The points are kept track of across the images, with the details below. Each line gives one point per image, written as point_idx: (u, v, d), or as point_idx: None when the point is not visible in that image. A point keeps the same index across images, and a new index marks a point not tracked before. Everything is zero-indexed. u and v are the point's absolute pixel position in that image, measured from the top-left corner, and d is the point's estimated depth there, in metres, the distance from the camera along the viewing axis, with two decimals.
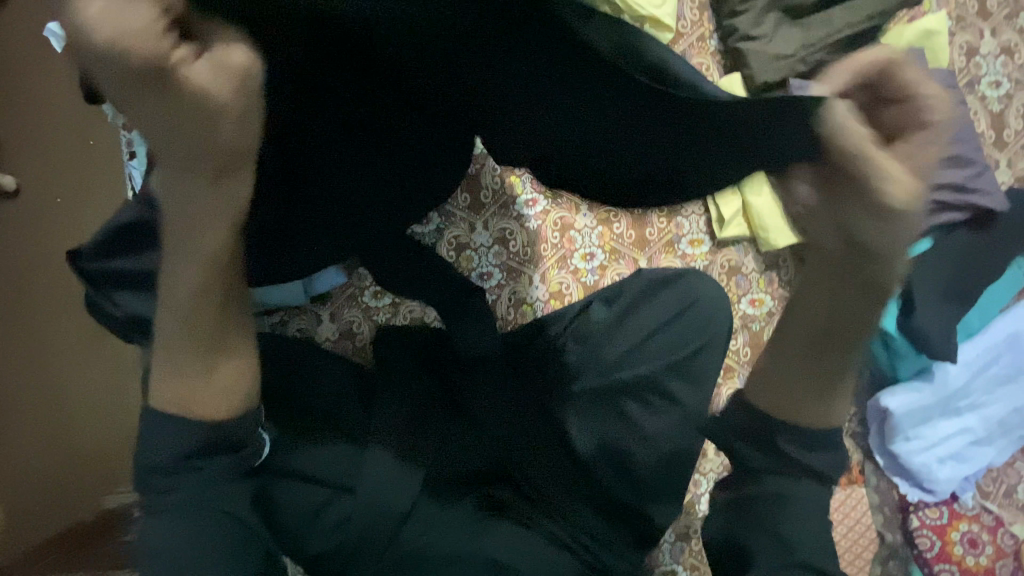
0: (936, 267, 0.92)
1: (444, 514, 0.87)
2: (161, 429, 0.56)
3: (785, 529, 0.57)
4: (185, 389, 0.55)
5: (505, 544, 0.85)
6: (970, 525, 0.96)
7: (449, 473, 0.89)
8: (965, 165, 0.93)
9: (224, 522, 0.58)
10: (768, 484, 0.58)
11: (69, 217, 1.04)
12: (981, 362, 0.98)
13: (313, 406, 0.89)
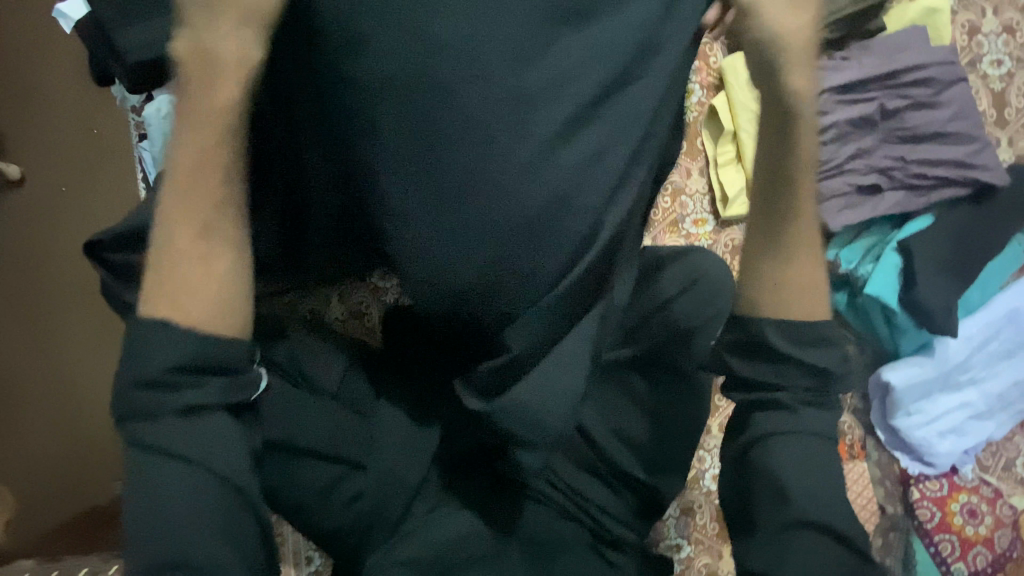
0: (936, 243, 0.93)
1: (455, 489, 0.90)
2: (156, 346, 0.50)
3: (789, 485, 0.57)
4: (183, 293, 0.51)
5: (520, 516, 0.87)
6: (970, 496, 0.98)
7: (458, 451, 0.91)
8: (965, 142, 0.93)
9: (213, 467, 0.51)
10: (783, 427, 0.59)
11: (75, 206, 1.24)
12: (983, 336, 0.99)
13: (322, 385, 0.87)
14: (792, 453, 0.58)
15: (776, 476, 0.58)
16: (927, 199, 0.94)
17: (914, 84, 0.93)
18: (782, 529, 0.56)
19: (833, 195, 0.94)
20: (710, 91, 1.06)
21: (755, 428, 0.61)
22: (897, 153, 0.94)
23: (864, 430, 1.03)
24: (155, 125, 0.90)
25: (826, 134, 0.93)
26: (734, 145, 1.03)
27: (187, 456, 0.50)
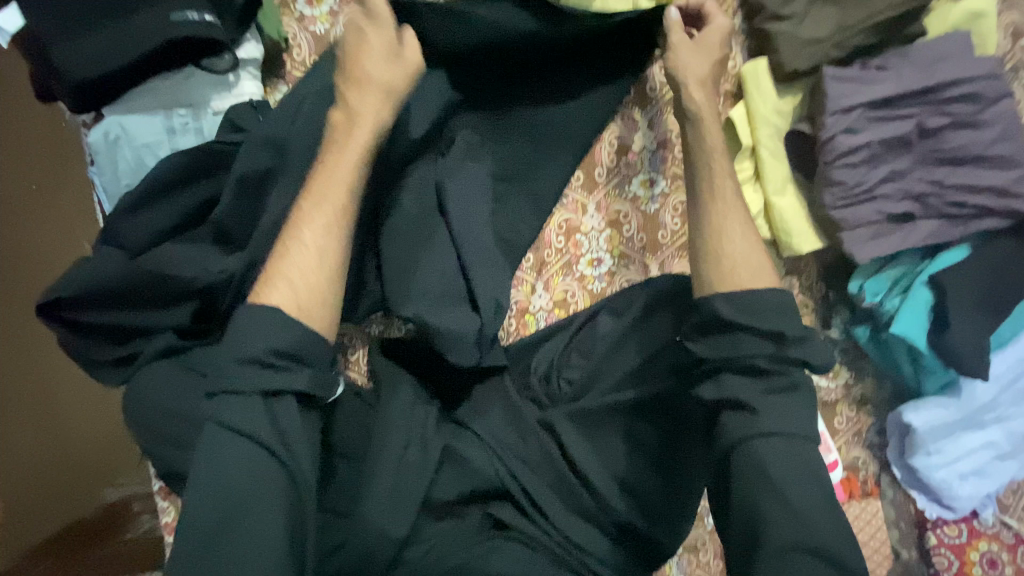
0: (970, 279, 0.85)
1: (445, 535, 0.84)
2: (259, 326, 0.60)
3: (773, 475, 0.57)
4: (294, 287, 0.63)
5: (511, 565, 0.80)
6: (990, 544, 0.94)
7: (446, 495, 0.85)
8: (1010, 166, 0.83)
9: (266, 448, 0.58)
10: (760, 421, 0.60)
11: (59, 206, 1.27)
12: (1010, 375, 0.92)
13: None
14: (774, 454, 0.58)
15: (758, 471, 0.58)
16: (964, 229, 0.85)
17: (952, 101, 0.83)
18: (774, 547, 0.55)
19: (859, 223, 0.85)
20: (728, 100, 0.94)
21: (732, 435, 0.61)
22: (933, 177, 0.84)
23: (879, 465, 1.00)
24: (100, 152, 0.80)
25: (856, 155, 0.84)
26: (753, 162, 0.92)
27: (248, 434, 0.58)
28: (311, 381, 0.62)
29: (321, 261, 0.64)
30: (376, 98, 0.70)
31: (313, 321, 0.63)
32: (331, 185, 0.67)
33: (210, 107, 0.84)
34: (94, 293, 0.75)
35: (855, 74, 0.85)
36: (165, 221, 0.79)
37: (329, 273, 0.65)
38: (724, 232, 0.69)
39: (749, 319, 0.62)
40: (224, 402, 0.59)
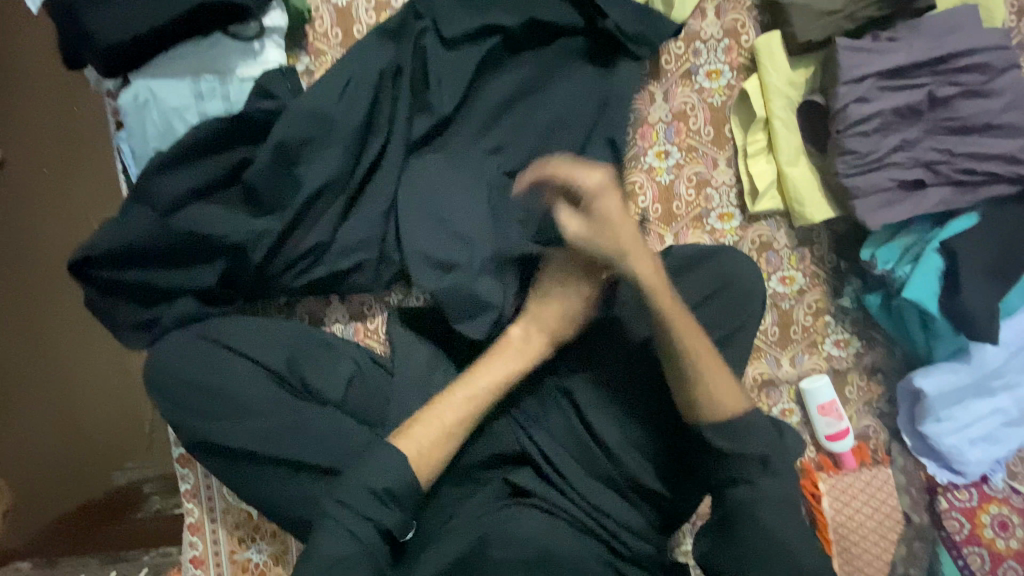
0: (980, 246, 0.87)
1: (466, 498, 0.86)
2: (381, 468, 0.70)
3: (779, 535, 0.71)
4: (423, 454, 0.74)
5: (529, 527, 0.81)
6: (1001, 507, 0.95)
7: (469, 460, 0.87)
8: (1018, 134, 0.85)
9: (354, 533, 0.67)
10: (755, 496, 0.72)
11: (66, 179, 1.21)
12: (1020, 342, 0.94)
13: (325, 392, 0.84)
14: (769, 515, 0.72)
15: (757, 530, 0.71)
16: (973, 197, 0.87)
17: (962, 71, 0.85)
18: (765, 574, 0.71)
19: (872, 191, 0.87)
20: (741, 74, 0.96)
21: (728, 498, 0.74)
22: (943, 145, 0.87)
23: (890, 434, 1.01)
24: (131, 112, 0.82)
25: (868, 124, 0.86)
26: (765, 133, 0.95)
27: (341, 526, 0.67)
28: (402, 514, 0.70)
29: (444, 431, 0.77)
30: (538, 336, 0.84)
31: (421, 475, 0.73)
32: (481, 380, 0.81)
33: (236, 74, 0.85)
34: (124, 254, 0.79)
35: (868, 44, 0.87)
36: (190, 183, 0.80)
37: (446, 435, 0.77)
38: (709, 377, 0.75)
39: (736, 444, 0.73)
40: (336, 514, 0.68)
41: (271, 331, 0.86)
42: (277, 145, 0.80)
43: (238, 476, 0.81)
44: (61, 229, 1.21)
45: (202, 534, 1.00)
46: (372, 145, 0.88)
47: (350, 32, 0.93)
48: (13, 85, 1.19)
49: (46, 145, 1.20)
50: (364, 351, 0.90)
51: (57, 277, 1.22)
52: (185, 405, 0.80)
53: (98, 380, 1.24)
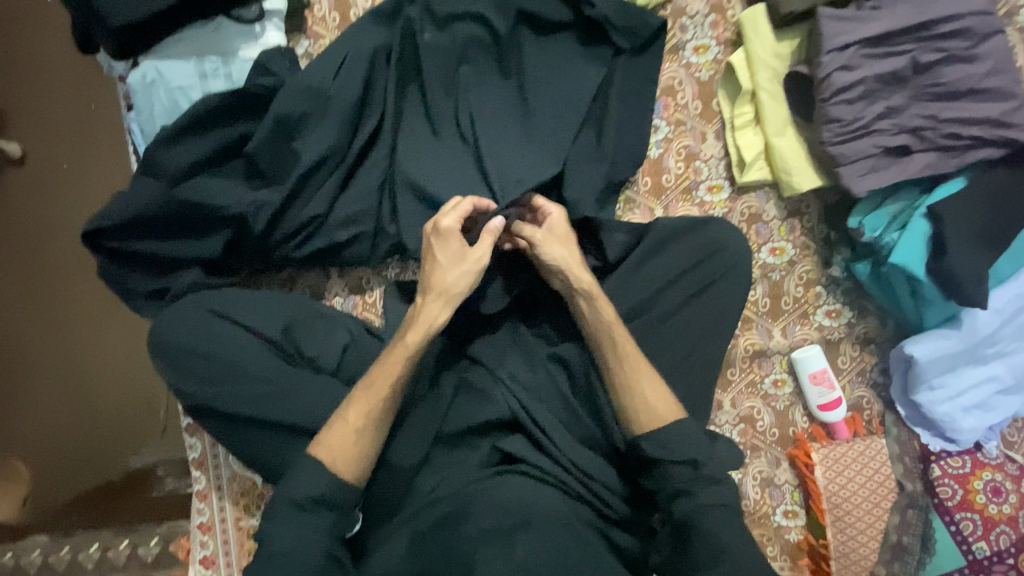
0: (966, 211, 0.87)
1: (456, 463, 0.87)
2: (315, 470, 0.72)
3: (721, 541, 0.70)
4: (338, 453, 0.74)
5: (515, 492, 0.82)
6: (994, 474, 0.95)
7: (459, 424, 0.87)
8: (1004, 98, 0.86)
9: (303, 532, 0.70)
10: (697, 500, 0.72)
11: (81, 164, 1.26)
12: (1013, 308, 0.93)
13: (320, 359, 0.86)
14: (713, 521, 0.71)
15: (700, 529, 0.70)
16: (958, 161, 0.88)
17: (945, 37, 0.86)
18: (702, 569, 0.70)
19: (857, 157, 0.88)
20: (727, 49, 0.98)
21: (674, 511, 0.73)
22: (928, 111, 0.87)
23: (884, 405, 1.01)
24: (140, 92, 0.86)
25: (852, 92, 0.87)
26: (752, 106, 0.97)
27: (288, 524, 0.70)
28: (338, 516, 0.73)
29: (355, 435, 0.75)
30: (434, 305, 0.77)
31: (350, 475, 0.74)
32: (383, 374, 0.77)
33: (239, 55, 0.89)
34: (131, 223, 0.83)
35: (851, 13, 0.88)
36: (194, 154, 0.85)
37: (357, 436, 0.75)
38: (636, 401, 0.77)
39: (666, 452, 0.74)
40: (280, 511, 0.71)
41: (272, 303, 0.88)
42: (275, 119, 0.84)
43: (239, 437, 0.84)
44: (76, 211, 1.27)
45: (209, 501, 1.03)
46: (367, 122, 0.91)
47: (347, 15, 0.97)
48: (31, 79, 1.25)
49: (61, 132, 1.26)
50: (358, 320, 0.92)
51: (73, 259, 1.28)
52: (188, 369, 0.84)
53: (110, 357, 1.29)
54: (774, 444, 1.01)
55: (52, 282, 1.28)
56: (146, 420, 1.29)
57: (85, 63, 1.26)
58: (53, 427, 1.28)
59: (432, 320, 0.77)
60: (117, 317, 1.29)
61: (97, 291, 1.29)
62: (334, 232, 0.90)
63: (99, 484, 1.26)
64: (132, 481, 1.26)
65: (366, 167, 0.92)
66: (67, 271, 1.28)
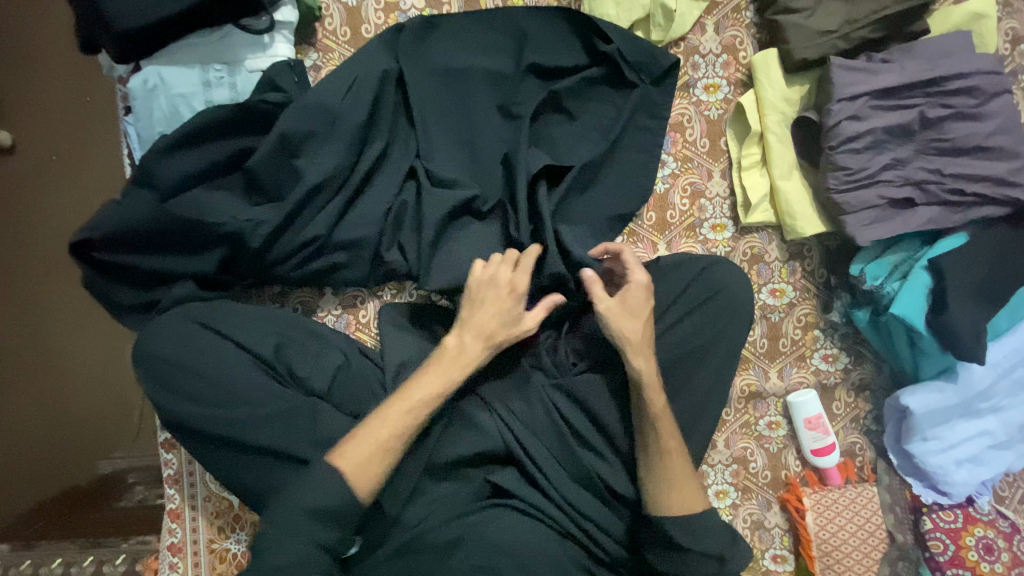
0: (968, 267, 0.88)
1: (447, 496, 0.84)
2: (328, 487, 0.69)
3: None
4: (359, 469, 0.71)
5: (506, 531, 0.80)
6: (986, 530, 0.94)
7: (451, 454, 0.84)
8: (1009, 157, 0.86)
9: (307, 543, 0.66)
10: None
11: (72, 160, 1.23)
12: (1008, 364, 0.94)
13: (311, 382, 0.84)
14: None
15: None
16: (962, 216, 0.89)
17: (954, 94, 0.87)
18: None
19: (862, 207, 0.89)
20: (738, 89, 0.99)
21: None
22: (934, 166, 0.88)
23: (875, 452, 1.01)
24: (140, 96, 0.83)
25: (860, 141, 0.88)
26: (760, 148, 0.97)
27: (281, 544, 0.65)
28: (342, 534, 0.69)
29: (379, 451, 0.73)
30: (472, 340, 0.81)
31: (360, 492, 0.71)
32: (413, 392, 0.77)
33: (245, 66, 0.87)
34: (120, 236, 0.79)
35: (863, 64, 0.89)
36: (194, 166, 0.82)
37: (384, 449, 0.73)
38: (673, 491, 0.78)
39: (695, 542, 0.76)
40: (287, 531, 0.66)
41: (269, 319, 0.86)
42: (280, 135, 0.82)
43: (221, 459, 0.82)
44: (62, 206, 1.23)
45: (182, 521, 0.99)
46: (374, 142, 0.89)
47: (358, 31, 0.95)
48: (24, 69, 1.21)
49: (51, 125, 1.22)
50: (353, 343, 0.91)
51: (56, 257, 1.23)
52: (170, 387, 0.81)
53: (86, 359, 1.25)
54: (765, 487, 1.00)
55: (35, 280, 1.23)
56: (118, 424, 1.25)
57: (78, 56, 1.23)
58: (24, 430, 1.23)
59: (473, 352, 0.80)
60: (99, 317, 1.25)
61: (78, 291, 1.25)
62: (333, 250, 0.88)
63: (66, 488, 1.21)
64: (100, 488, 1.21)
65: (369, 188, 0.90)
66: (49, 270, 1.24)
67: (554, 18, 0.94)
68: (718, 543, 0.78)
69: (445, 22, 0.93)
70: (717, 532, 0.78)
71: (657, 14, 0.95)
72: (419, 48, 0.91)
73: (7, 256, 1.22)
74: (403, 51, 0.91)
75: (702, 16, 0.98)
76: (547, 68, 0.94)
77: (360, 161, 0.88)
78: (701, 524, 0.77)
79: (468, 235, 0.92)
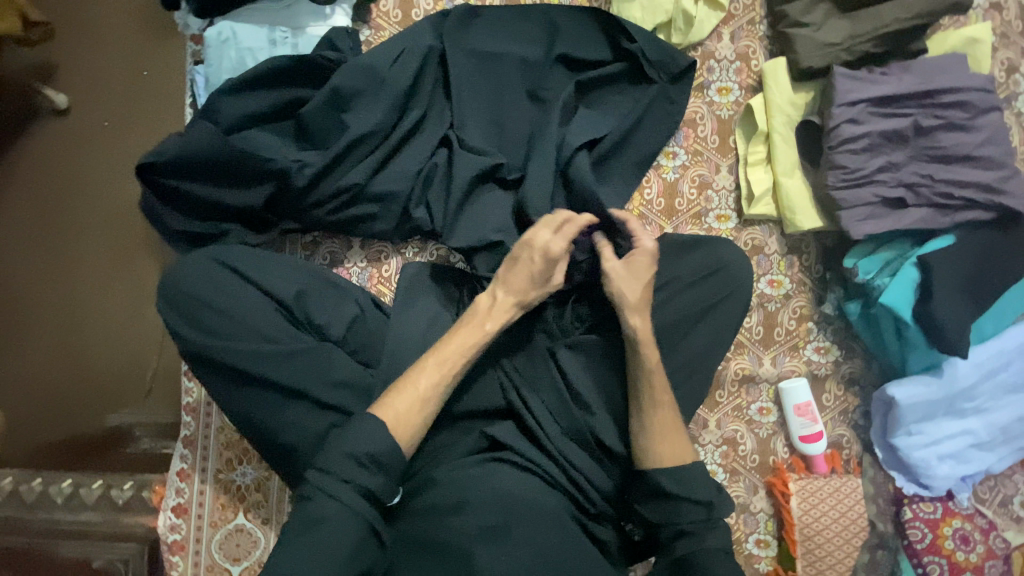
0: (953, 266, 0.94)
1: (448, 446, 0.90)
2: (372, 433, 0.72)
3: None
4: (401, 418, 0.76)
5: (507, 481, 0.82)
6: (963, 523, 0.98)
7: (455, 407, 0.91)
8: (995, 168, 0.94)
9: (351, 489, 0.68)
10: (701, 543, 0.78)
11: (126, 116, 1.33)
12: (991, 365, 0.98)
13: (327, 329, 0.90)
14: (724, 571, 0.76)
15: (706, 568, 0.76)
16: (950, 219, 0.95)
17: (947, 107, 0.95)
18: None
19: (857, 204, 0.95)
20: (748, 93, 1.08)
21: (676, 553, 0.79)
22: (926, 171, 0.95)
23: (862, 446, 1.04)
24: (212, 46, 0.94)
25: (858, 143, 0.95)
26: (766, 147, 1.05)
27: (328, 489, 0.68)
28: (387, 481, 0.71)
29: (420, 403, 0.79)
30: (501, 301, 0.87)
31: (401, 440, 0.75)
32: (450, 347, 0.84)
33: (307, 31, 0.98)
34: (183, 164, 0.88)
35: (864, 75, 0.97)
36: (253, 108, 0.92)
37: (421, 400, 0.79)
38: (660, 440, 0.84)
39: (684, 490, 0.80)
40: (335, 475, 0.68)
41: (295, 269, 0.93)
42: (332, 89, 0.92)
43: (238, 396, 0.87)
44: (113, 156, 1.32)
45: (194, 448, 1.04)
46: (413, 109, 0.98)
47: (408, 14, 1.06)
48: (99, 33, 1.34)
49: (112, 84, 1.33)
50: (368, 296, 0.97)
51: (97, 203, 1.31)
52: (196, 320, 0.87)
53: (110, 308, 1.29)
54: (753, 470, 1.04)
55: (74, 226, 1.31)
56: (133, 377, 1.27)
57: (142, 26, 1.35)
58: (39, 372, 1.27)
59: (502, 314, 0.87)
60: (132, 268, 1.29)
61: (114, 243, 1.30)
62: (365, 199, 0.96)
63: (77, 434, 1.24)
64: (107, 438, 1.23)
65: (404, 149, 0.99)
66: (90, 220, 1.31)
67: (586, 14, 1.04)
68: (707, 491, 0.81)
69: (487, 10, 1.03)
70: (706, 482, 0.82)
71: (679, 19, 1.05)
72: (462, 31, 1.01)
73: (56, 201, 1.31)
74: (448, 30, 1.01)
75: (719, 26, 1.08)
76: (576, 59, 1.03)
77: (399, 122, 0.97)
78: (682, 473, 0.82)
79: (491, 200, 1.00)
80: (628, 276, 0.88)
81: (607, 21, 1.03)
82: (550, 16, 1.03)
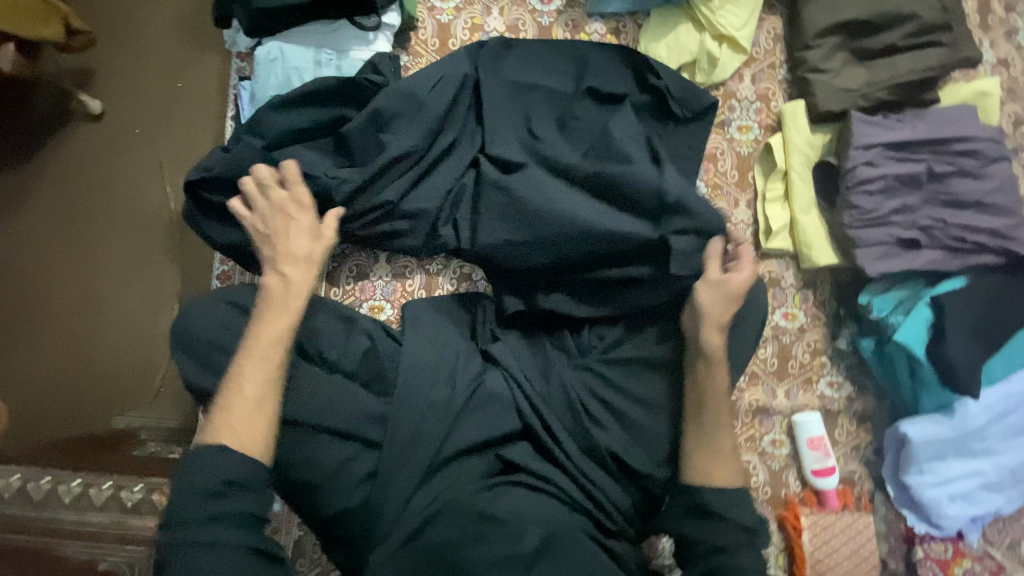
0: (965, 307, 0.96)
1: (460, 471, 0.88)
2: (213, 466, 0.70)
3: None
4: (236, 430, 0.73)
5: (517, 504, 0.83)
6: (972, 563, 1.01)
7: (464, 436, 0.88)
8: (1005, 214, 0.97)
9: (215, 527, 0.68)
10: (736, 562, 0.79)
11: (161, 124, 1.37)
12: (1002, 408, 0.99)
13: (341, 365, 0.90)
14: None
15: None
16: (961, 262, 0.98)
17: (959, 154, 0.99)
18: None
19: (872, 243, 0.98)
20: (767, 132, 1.12)
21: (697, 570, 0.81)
22: (939, 215, 0.99)
23: (874, 483, 1.05)
24: (261, 63, 1.01)
25: (874, 185, 0.99)
26: (784, 184, 1.08)
27: (195, 538, 0.67)
28: (256, 499, 0.71)
29: (252, 408, 0.75)
30: (299, 274, 0.84)
31: (257, 454, 0.73)
32: (261, 340, 0.79)
33: (350, 55, 1.03)
34: (222, 180, 0.92)
35: (881, 121, 1.02)
36: (296, 123, 0.96)
37: (255, 403, 0.75)
38: (712, 459, 0.85)
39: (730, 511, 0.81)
40: (193, 522, 0.68)
41: (302, 309, 0.92)
42: (373, 110, 0.96)
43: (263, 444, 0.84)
44: (144, 163, 1.36)
45: None
46: (445, 133, 1.02)
47: (445, 43, 1.11)
48: (142, 45, 1.40)
49: (149, 94, 1.38)
50: (378, 325, 0.96)
51: (123, 209, 1.34)
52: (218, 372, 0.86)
53: (129, 312, 1.30)
54: (765, 502, 1.03)
55: (96, 232, 1.34)
56: (146, 381, 1.28)
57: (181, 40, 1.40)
58: (50, 375, 1.28)
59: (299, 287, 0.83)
60: (154, 273, 1.31)
61: (136, 250, 1.33)
62: (397, 217, 0.99)
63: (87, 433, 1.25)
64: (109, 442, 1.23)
65: (434, 169, 1.02)
66: (113, 228, 1.33)
67: (615, 51, 1.09)
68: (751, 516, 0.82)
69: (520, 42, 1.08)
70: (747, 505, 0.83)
71: (702, 61, 1.10)
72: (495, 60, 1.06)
73: (80, 208, 1.35)
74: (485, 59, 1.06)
75: (741, 68, 1.13)
76: (603, 93, 1.06)
77: (430, 143, 1.01)
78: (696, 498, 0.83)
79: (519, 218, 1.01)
80: (724, 300, 0.89)
81: (634, 58, 1.08)
82: (581, 51, 1.08)
